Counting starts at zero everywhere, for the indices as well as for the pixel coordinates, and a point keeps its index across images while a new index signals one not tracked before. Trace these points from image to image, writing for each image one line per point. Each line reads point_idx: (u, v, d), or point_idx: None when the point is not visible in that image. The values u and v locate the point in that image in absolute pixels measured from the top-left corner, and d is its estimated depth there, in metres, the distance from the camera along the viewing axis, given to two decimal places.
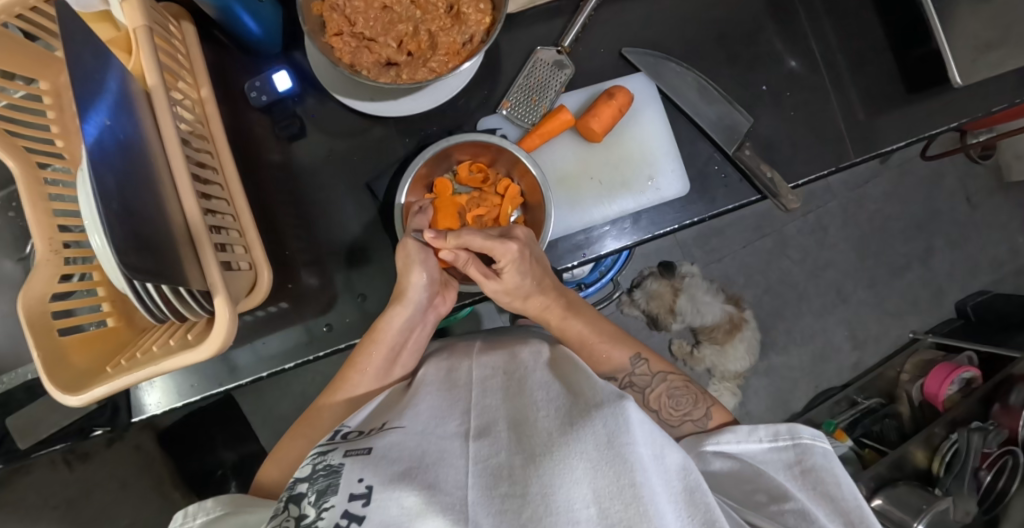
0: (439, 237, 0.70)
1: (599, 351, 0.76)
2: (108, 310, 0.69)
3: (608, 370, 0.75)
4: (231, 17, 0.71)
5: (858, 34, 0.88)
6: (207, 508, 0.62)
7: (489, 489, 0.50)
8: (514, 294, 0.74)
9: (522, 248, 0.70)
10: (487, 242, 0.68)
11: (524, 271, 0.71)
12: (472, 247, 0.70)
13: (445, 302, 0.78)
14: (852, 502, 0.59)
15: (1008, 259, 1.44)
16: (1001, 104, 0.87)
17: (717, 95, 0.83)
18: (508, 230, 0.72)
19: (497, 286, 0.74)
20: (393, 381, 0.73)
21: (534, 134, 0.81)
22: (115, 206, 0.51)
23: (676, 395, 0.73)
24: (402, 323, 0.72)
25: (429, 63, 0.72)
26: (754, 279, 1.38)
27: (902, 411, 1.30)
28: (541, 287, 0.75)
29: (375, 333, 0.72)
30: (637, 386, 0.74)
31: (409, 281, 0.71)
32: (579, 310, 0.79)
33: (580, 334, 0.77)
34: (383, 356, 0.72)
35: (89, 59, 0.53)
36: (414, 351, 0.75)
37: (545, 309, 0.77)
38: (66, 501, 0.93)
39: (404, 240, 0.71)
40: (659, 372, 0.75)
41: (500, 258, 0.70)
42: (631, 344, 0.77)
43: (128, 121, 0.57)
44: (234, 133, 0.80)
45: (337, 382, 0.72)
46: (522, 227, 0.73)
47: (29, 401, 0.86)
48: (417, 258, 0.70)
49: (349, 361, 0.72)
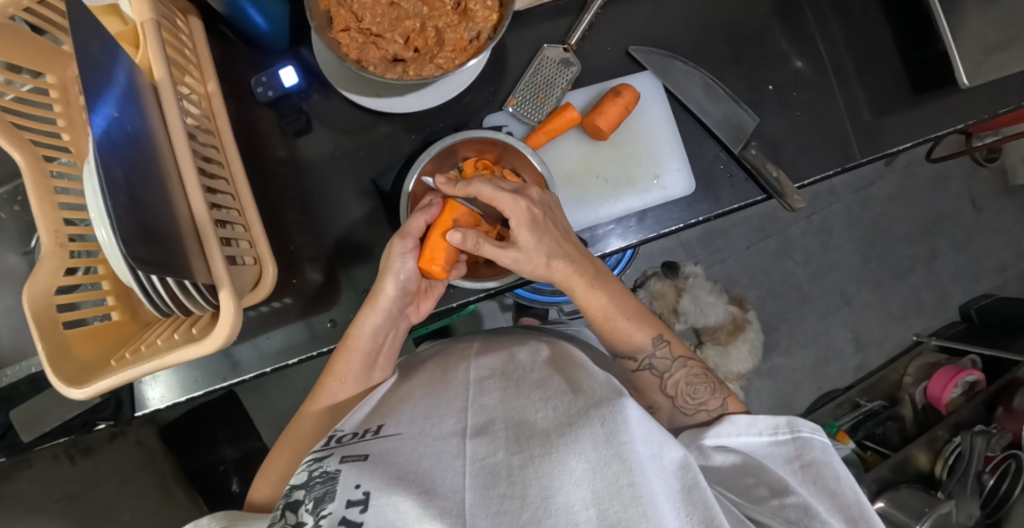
0: (451, 183, 0.72)
1: (623, 330, 0.75)
2: (112, 304, 0.69)
3: (628, 350, 0.75)
4: (238, 12, 0.71)
5: (865, 35, 0.88)
6: (203, 525, 0.63)
7: (488, 490, 0.49)
8: (535, 261, 0.70)
9: (531, 205, 0.68)
10: (497, 191, 0.67)
11: (540, 230, 0.68)
12: (483, 196, 0.68)
13: (419, 310, 0.77)
14: (851, 496, 0.59)
15: (1012, 263, 1.44)
16: (1008, 106, 0.87)
17: (723, 94, 0.83)
18: (522, 189, 0.70)
19: (515, 258, 0.69)
20: (374, 383, 0.73)
21: (540, 132, 0.81)
22: (122, 199, 0.51)
23: (694, 384, 0.73)
24: (375, 327, 0.71)
25: (435, 59, 0.72)
26: (758, 280, 1.38)
27: (905, 413, 1.31)
28: (562, 250, 0.71)
29: (349, 339, 0.71)
30: (656, 369, 0.75)
31: (382, 288, 0.71)
32: (605, 282, 0.75)
33: (604, 309, 0.74)
34: (361, 361, 0.72)
35: (97, 52, 0.53)
36: (390, 354, 0.75)
37: (569, 275, 0.72)
38: (68, 495, 0.93)
39: (391, 238, 0.70)
40: (679, 356, 0.75)
41: (510, 218, 0.68)
42: (656, 323, 0.76)
43: (135, 114, 0.57)
44: (239, 129, 0.80)
45: (317, 390, 0.73)
46: (536, 187, 0.72)
47: (32, 395, 0.85)
48: (395, 265, 0.70)
49: (327, 368, 0.72)
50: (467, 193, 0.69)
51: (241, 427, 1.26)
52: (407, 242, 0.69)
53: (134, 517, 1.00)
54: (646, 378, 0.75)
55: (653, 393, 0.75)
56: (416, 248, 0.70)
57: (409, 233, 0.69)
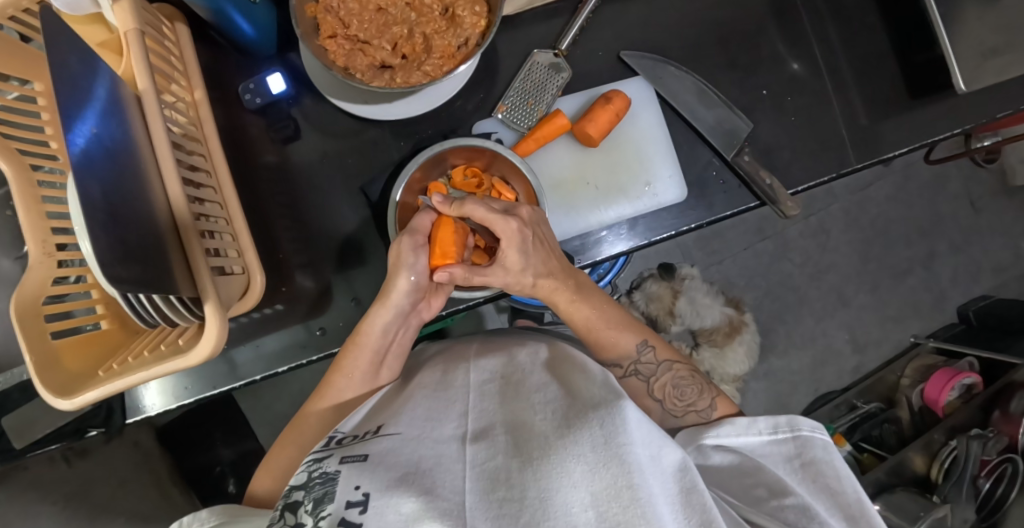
0: (447, 202, 0.68)
1: (606, 338, 0.75)
2: (102, 313, 0.68)
3: (612, 357, 0.75)
4: (224, 19, 0.70)
5: (861, 38, 0.86)
6: (202, 518, 0.63)
7: (488, 493, 0.49)
8: (516, 279, 0.70)
9: (523, 227, 0.67)
10: (489, 214, 0.66)
11: (527, 251, 0.68)
12: (473, 218, 0.67)
13: (430, 308, 0.76)
14: (853, 495, 0.59)
15: (1011, 264, 1.43)
16: (1006, 110, 0.86)
17: (716, 99, 0.82)
18: (513, 208, 0.69)
19: (501, 277, 0.70)
20: (380, 384, 0.72)
21: (529, 139, 0.80)
22: (101, 216, 0.50)
23: (681, 385, 0.72)
24: (385, 326, 0.71)
25: (423, 66, 0.71)
26: (755, 282, 1.38)
27: (901, 416, 1.30)
28: (547, 269, 0.70)
29: (358, 336, 0.71)
30: (642, 374, 0.74)
31: (394, 285, 0.70)
32: (588, 294, 0.75)
33: (586, 321, 0.75)
34: (368, 358, 0.71)
35: (75, 67, 0.53)
36: (399, 354, 0.74)
37: (553, 292, 0.73)
38: (64, 497, 0.90)
39: (400, 236, 0.69)
40: (665, 360, 0.74)
41: (499, 237, 0.67)
42: (639, 328, 0.76)
43: (115, 127, 0.56)
44: (228, 135, 0.80)
45: (323, 387, 0.72)
46: (527, 206, 0.70)
47: (25, 401, 0.84)
48: (406, 260, 0.69)
49: (334, 364, 0.72)
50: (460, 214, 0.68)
51: (238, 428, 1.28)
52: (417, 237, 0.69)
53: (131, 518, 0.98)
54: (634, 384, 0.73)
55: (642, 398, 0.73)
56: (425, 242, 0.70)
57: (419, 230, 0.70)
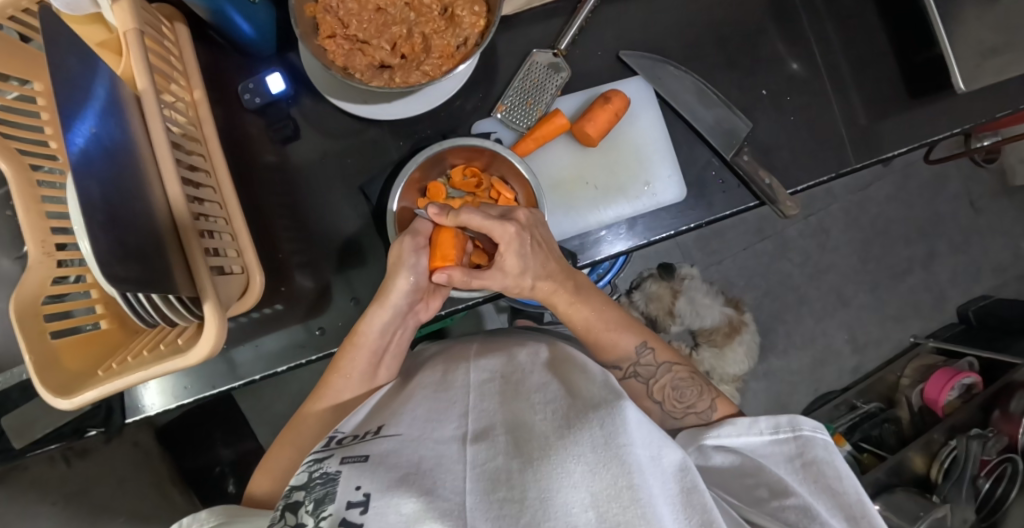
0: (442, 211, 0.68)
1: (605, 339, 0.74)
2: (101, 313, 0.68)
3: (612, 359, 0.74)
4: (224, 19, 0.70)
5: (861, 38, 0.86)
6: (202, 518, 0.63)
7: (488, 494, 0.49)
8: (515, 282, 0.70)
9: (521, 230, 0.67)
10: (486, 220, 0.66)
11: (525, 254, 0.68)
12: (471, 226, 0.67)
13: (428, 309, 0.76)
14: (854, 495, 0.59)
15: (1011, 263, 1.43)
16: (1005, 110, 0.86)
17: (716, 99, 0.82)
18: (509, 212, 0.69)
19: (501, 278, 0.69)
20: (378, 384, 0.72)
21: (528, 139, 0.80)
22: (100, 216, 0.50)
23: (680, 387, 0.72)
24: (383, 326, 0.71)
25: (422, 66, 0.71)
26: (755, 281, 1.38)
27: (901, 416, 1.29)
28: (546, 270, 0.70)
29: (356, 336, 0.71)
30: (641, 376, 0.74)
31: (393, 285, 0.70)
32: (587, 296, 0.74)
33: (586, 321, 0.74)
34: (366, 359, 0.71)
35: (74, 66, 0.53)
36: (396, 354, 0.74)
37: (552, 293, 0.72)
38: (63, 497, 0.91)
39: (401, 236, 0.70)
40: (665, 361, 0.74)
41: (498, 242, 0.67)
42: (638, 329, 0.76)
43: (115, 127, 0.57)
44: (228, 135, 0.80)
45: (321, 388, 0.72)
46: (524, 209, 0.70)
47: (24, 401, 0.84)
48: (407, 261, 0.69)
49: (333, 364, 0.72)
50: (458, 223, 0.67)
51: (238, 428, 1.28)
52: (418, 238, 0.70)
53: (131, 518, 0.99)
54: (633, 386, 0.73)
55: (641, 400, 0.73)
56: (426, 243, 0.71)
57: (420, 232, 0.70)
